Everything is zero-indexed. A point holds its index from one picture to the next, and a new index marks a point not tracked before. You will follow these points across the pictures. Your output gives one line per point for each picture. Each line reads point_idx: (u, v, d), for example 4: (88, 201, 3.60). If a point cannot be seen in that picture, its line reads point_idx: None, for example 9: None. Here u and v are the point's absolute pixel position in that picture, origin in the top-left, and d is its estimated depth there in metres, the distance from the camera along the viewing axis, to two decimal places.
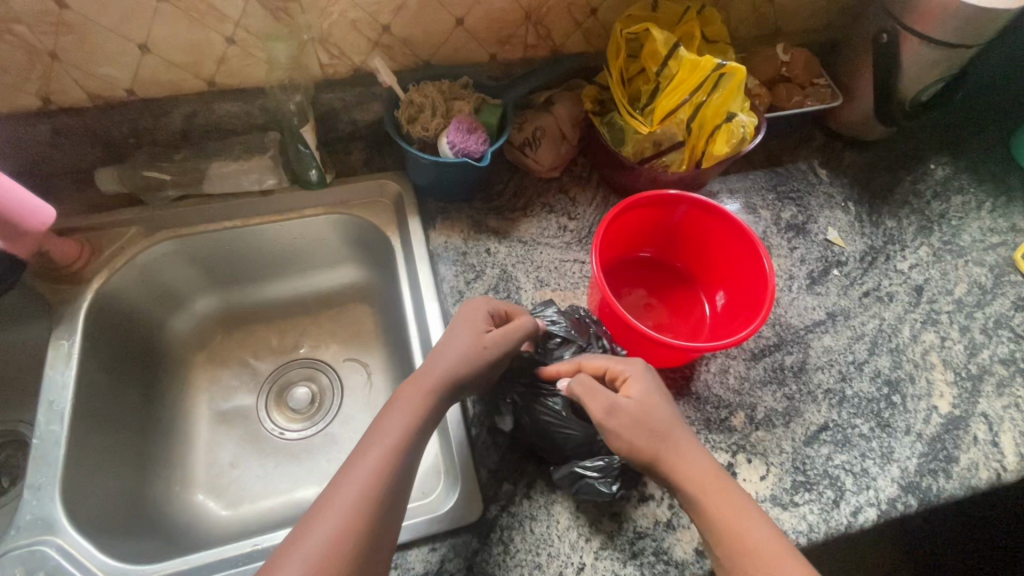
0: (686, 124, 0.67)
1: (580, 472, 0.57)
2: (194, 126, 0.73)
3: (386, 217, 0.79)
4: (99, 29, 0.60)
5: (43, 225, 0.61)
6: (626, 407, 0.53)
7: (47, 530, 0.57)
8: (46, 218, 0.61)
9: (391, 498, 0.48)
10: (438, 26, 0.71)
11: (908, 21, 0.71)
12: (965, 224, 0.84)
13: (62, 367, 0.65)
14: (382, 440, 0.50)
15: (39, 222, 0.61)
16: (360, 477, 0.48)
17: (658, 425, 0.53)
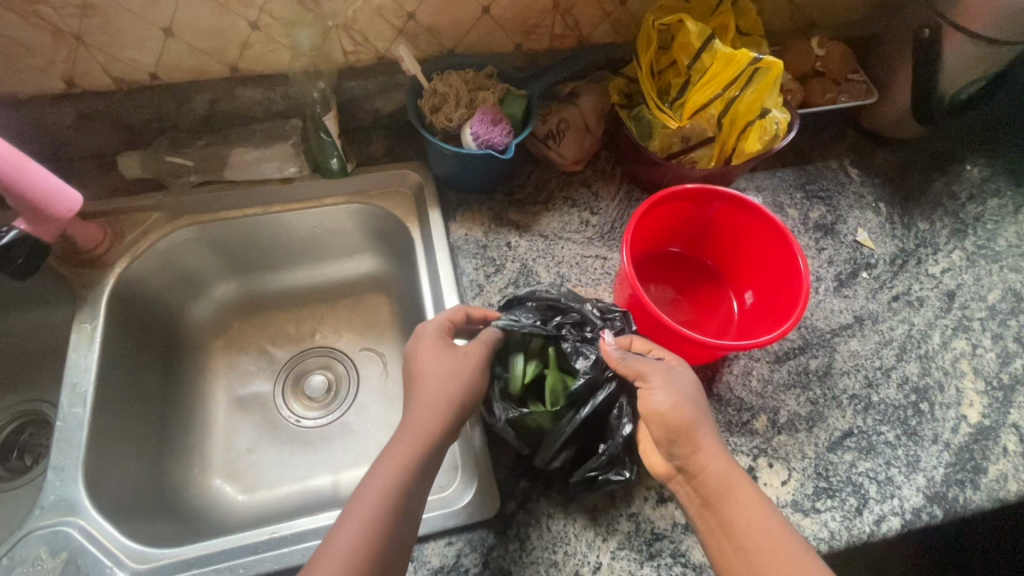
0: (716, 120, 0.66)
1: (588, 472, 0.56)
2: (217, 112, 0.73)
3: (406, 207, 0.78)
4: (124, 12, 0.60)
5: (68, 213, 0.61)
6: (669, 380, 0.54)
7: (70, 510, 0.58)
8: (72, 205, 0.61)
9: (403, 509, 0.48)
10: (464, 14, 0.69)
11: (953, 14, 0.68)
12: (1001, 228, 0.81)
13: (85, 351, 0.65)
14: (392, 455, 0.51)
15: (64, 209, 0.61)
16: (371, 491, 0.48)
17: (697, 411, 0.53)
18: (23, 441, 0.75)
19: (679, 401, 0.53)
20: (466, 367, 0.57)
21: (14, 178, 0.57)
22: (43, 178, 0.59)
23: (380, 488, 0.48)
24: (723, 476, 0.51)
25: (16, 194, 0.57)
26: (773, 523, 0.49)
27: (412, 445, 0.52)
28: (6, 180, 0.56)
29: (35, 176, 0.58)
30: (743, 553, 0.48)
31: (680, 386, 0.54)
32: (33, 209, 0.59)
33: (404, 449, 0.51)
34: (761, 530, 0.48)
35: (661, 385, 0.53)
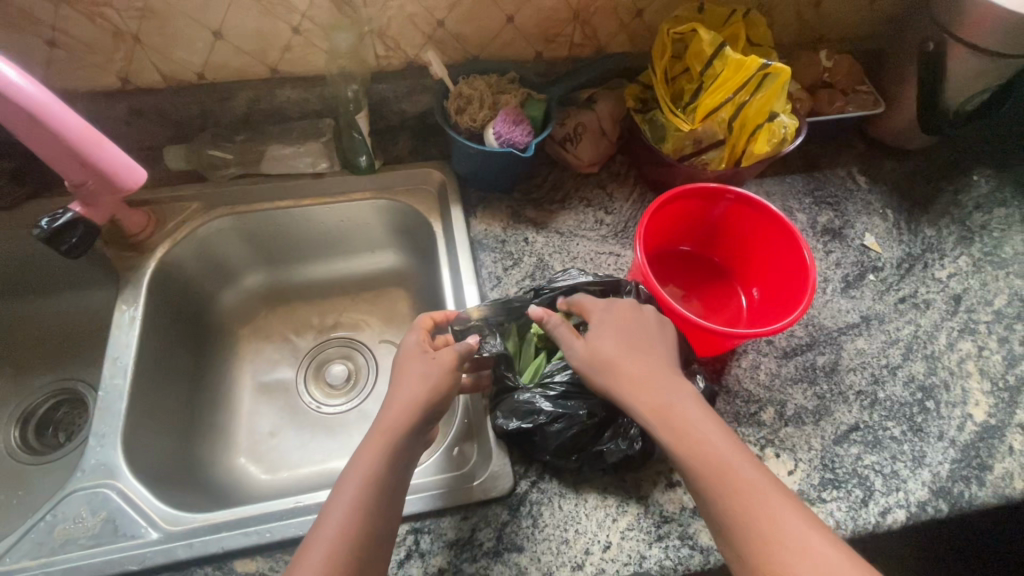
0: (727, 123, 0.69)
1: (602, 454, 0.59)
2: (255, 110, 0.78)
3: (429, 203, 0.82)
4: (180, 15, 0.65)
5: (137, 186, 0.65)
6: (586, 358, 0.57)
7: (108, 474, 0.61)
8: (138, 180, 0.65)
9: (384, 503, 0.50)
10: (489, 23, 0.74)
11: (957, 28, 0.71)
12: (1007, 237, 0.83)
13: (127, 329, 0.69)
14: (365, 457, 0.51)
15: (134, 182, 0.64)
16: (344, 501, 0.49)
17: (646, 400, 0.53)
18: (58, 417, 0.79)
19: (603, 367, 0.56)
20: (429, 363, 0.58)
21: (89, 154, 0.60)
22: (113, 153, 0.62)
23: (362, 472, 0.50)
24: (677, 423, 0.52)
25: (91, 170, 0.61)
26: (763, 499, 0.48)
27: (385, 444, 0.52)
28: (84, 156, 0.60)
29: (108, 152, 0.62)
30: (744, 530, 0.47)
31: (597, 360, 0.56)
32: (107, 184, 0.63)
33: (378, 448, 0.52)
34: (754, 506, 0.48)
35: (592, 360, 0.56)
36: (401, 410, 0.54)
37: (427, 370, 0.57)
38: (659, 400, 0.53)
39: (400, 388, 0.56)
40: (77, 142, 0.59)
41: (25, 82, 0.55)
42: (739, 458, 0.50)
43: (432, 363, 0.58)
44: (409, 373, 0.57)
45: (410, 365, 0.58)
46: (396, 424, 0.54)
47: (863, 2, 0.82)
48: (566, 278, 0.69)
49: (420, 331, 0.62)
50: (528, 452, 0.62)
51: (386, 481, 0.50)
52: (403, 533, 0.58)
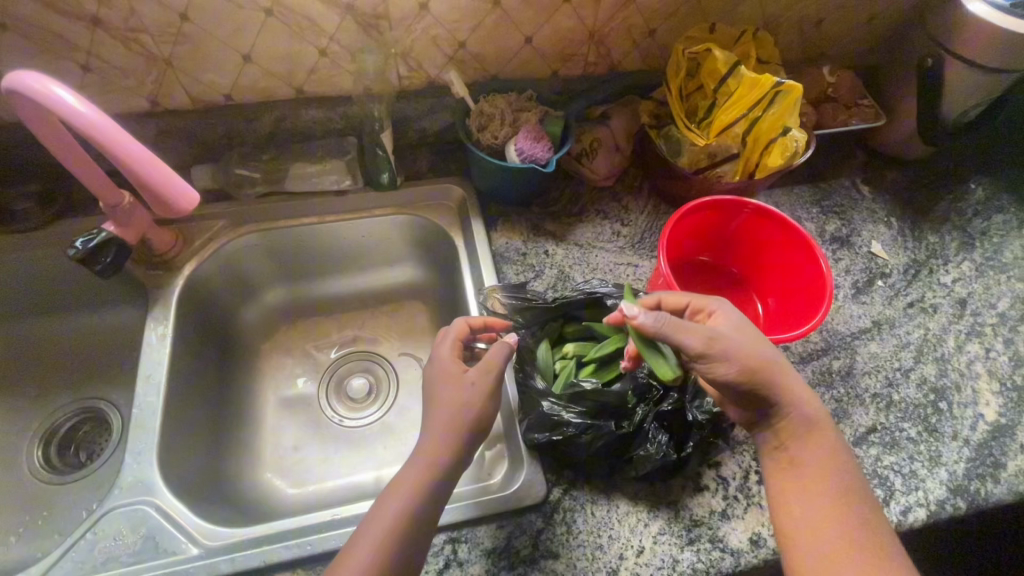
0: (741, 138, 0.71)
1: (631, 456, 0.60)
2: (280, 129, 0.79)
3: (449, 218, 0.84)
4: (212, 39, 0.67)
5: (193, 205, 0.64)
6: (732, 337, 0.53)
7: (146, 492, 0.61)
8: (193, 202, 0.63)
9: (415, 538, 0.49)
10: (509, 44, 0.76)
11: (955, 45, 0.75)
12: (1006, 242, 0.86)
13: (159, 346, 0.70)
14: (400, 489, 0.51)
15: (190, 203, 0.63)
16: (376, 535, 0.48)
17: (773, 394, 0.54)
18: (81, 436, 0.79)
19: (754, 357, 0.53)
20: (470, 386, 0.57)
21: (148, 176, 0.58)
22: (171, 176, 0.60)
23: (400, 497, 0.50)
24: (812, 427, 0.55)
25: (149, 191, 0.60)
26: (841, 525, 0.50)
27: (420, 475, 0.52)
28: (143, 179, 0.59)
29: (164, 173, 0.60)
30: (808, 533, 0.51)
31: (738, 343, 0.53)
32: (162, 207, 0.62)
33: (412, 479, 0.52)
34: (827, 526, 0.50)
35: (728, 346, 0.53)
36: (437, 439, 0.54)
37: (464, 392, 0.57)
38: (805, 404, 0.55)
39: (441, 410, 0.56)
40: (136, 163, 0.57)
41: (83, 108, 0.53)
42: (847, 477, 0.53)
43: (466, 385, 0.57)
44: (445, 396, 0.57)
45: (451, 385, 0.58)
46: (435, 450, 0.53)
47: (863, 20, 0.86)
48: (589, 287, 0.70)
49: (452, 341, 0.62)
50: (560, 460, 0.63)
51: (418, 516, 0.50)
52: (441, 543, 0.59)
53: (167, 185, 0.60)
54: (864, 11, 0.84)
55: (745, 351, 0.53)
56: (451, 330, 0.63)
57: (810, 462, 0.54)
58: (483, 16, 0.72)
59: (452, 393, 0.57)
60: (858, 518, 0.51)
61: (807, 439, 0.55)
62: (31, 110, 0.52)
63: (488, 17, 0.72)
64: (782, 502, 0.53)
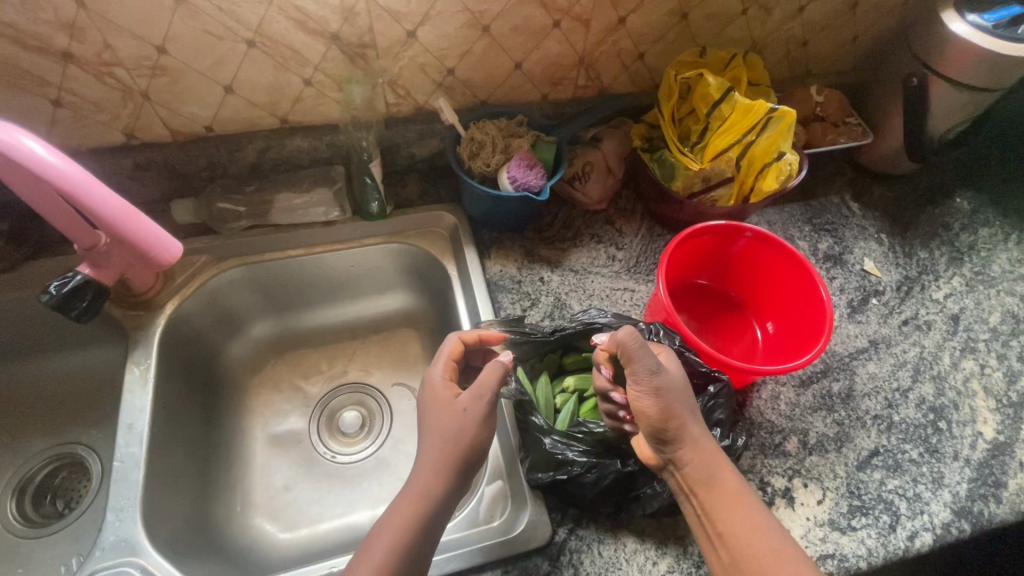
0: (735, 162, 0.71)
1: (637, 493, 0.59)
2: (264, 160, 0.77)
3: (441, 245, 0.82)
4: (191, 72, 0.64)
5: (175, 259, 0.65)
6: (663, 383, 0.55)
7: (129, 552, 0.59)
8: (177, 252, 0.65)
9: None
10: (499, 69, 0.75)
11: (939, 65, 0.76)
12: (993, 255, 0.87)
13: (140, 391, 0.67)
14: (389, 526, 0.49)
15: (173, 256, 0.64)
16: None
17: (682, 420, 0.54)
18: (56, 485, 0.75)
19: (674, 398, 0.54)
20: (464, 413, 0.55)
21: (129, 230, 0.60)
22: (151, 226, 0.62)
23: (391, 534, 0.49)
24: (712, 469, 0.53)
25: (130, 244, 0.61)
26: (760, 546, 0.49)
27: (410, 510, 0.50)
28: (125, 232, 0.60)
29: (145, 227, 0.61)
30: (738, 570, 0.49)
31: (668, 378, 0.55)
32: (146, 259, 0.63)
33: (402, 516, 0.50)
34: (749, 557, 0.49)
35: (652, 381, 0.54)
36: (427, 476, 0.52)
37: (457, 422, 0.54)
38: (698, 444, 0.54)
39: (433, 438, 0.54)
40: (121, 215, 0.58)
41: (58, 161, 0.52)
42: (762, 515, 0.52)
43: (458, 415, 0.55)
44: (437, 425, 0.55)
45: (444, 411, 0.55)
46: (428, 482, 0.52)
47: (847, 40, 0.87)
48: (589, 317, 0.68)
49: (445, 365, 0.60)
50: (564, 498, 0.61)
51: (406, 560, 0.48)
52: None
53: (150, 240, 0.62)
54: (849, 31, 0.85)
55: (671, 389, 0.54)
56: (445, 350, 0.61)
57: (721, 506, 0.52)
58: (472, 43, 0.70)
59: (444, 423, 0.54)
60: (787, 555, 0.49)
61: (711, 482, 0.53)
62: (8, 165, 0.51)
63: (477, 44, 0.71)
64: (714, 548, 0.52)
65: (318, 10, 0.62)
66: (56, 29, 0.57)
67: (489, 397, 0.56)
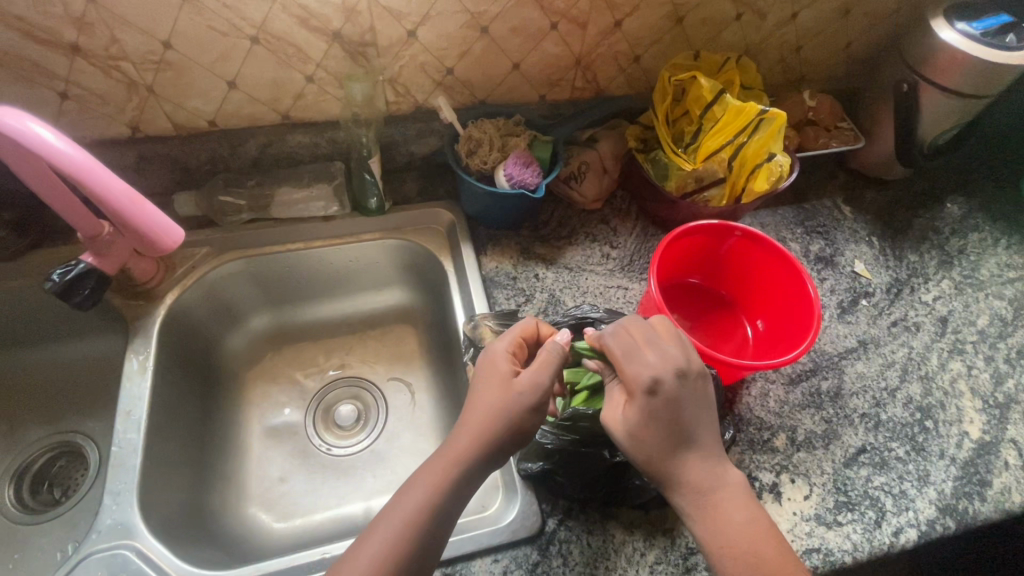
0: (727, 163, 0.72)
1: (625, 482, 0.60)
2: (265, 155, 0.78)
3: (439, 242, 0.84)
4: (195, 67, 0.66)
5: (176, 244, 0.66)
6: (633, 423, 0.51)
7: (126, 534, 0.60)
8: (178, 238, 0.66)
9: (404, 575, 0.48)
10: (497, 70, 0.77)
11: (928, 71, 0.77)
12: (982, 260, 0.88)
13: (139, 378, 0.68)
14: (394, 521, 0.49)
15: (176, 242, 0.66)
16: (395, 527, 0.49)
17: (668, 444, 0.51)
18: (54, 472, 0.76)
19: (648, 439, 0.51)
20: (512, 392, 0.54)
21: (134, 216, 0.61)
22: (153, 214, 0.63)
23: (428, 488, 0.51)
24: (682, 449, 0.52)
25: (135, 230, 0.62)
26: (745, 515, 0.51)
27: (415, 513, 0.50)
28: (131, 219, 0.61)
29: (150, 212, 0.63)
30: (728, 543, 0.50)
31: (637, 421, 0.51)
32: (146, 246, 0.64)
33: (407, 514, 0.49)
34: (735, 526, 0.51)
35: (620, 429, 0.52)
36: (469, 443, 0.53)
37: (492, 418, 0.53)
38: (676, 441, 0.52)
39: (480, 401, 0.55)
40: (122, 201, 0.59)
41: (69, 147, 0.53)
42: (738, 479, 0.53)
43: (510, 392, 0.54)
44: (487, 393, 0.55)
45: (491, 383, 0.55)
46: (467, 447, 0.53)
47: (839, 46, 0.88)
48: (581, 313, 0.69)
49: (512, 339, 0.59)
50: (554, 490, 0.62)
51: (433, 519, 0.50)
52: None
53: (149, 230, 0.63)
54: (841, 38, 0.87)
55: (648, 436, 0.51)
56: (517, 328, 0.61)
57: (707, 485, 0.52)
58: (471, 43, 0.72)
59: (485, 418, 0.53)
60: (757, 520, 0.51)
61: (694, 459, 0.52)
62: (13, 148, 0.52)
63: (476, 44, 0.72)
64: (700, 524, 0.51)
65: (319, 8, 0.63)
66: (65, 23, 0.58)
67: (545, 384, 0.55)
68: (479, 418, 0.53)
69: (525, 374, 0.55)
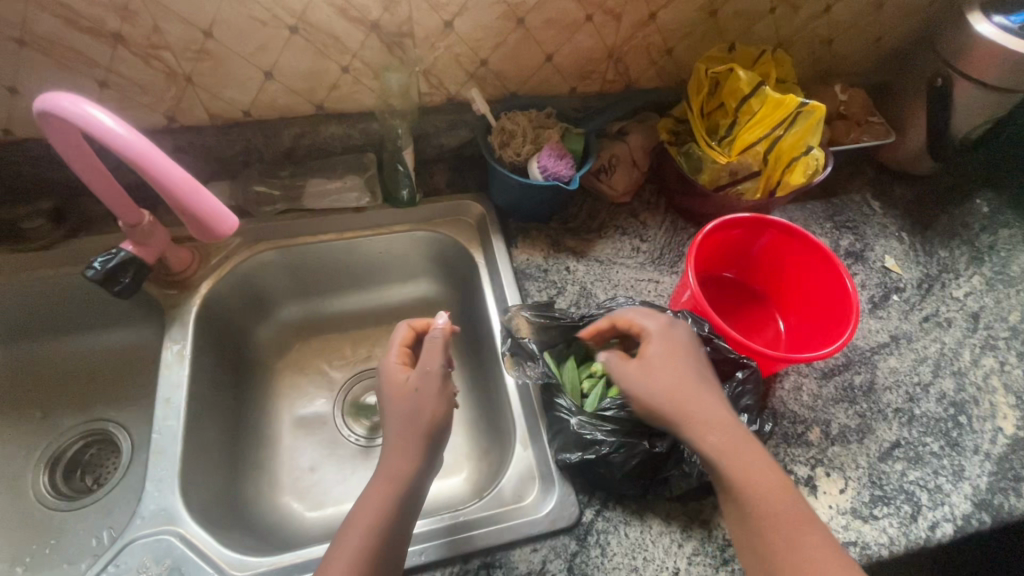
0: (762, 156, 0.72)
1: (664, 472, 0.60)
2: (298, 146, 0.78)
3: (469, 234, 0.84)
4: (233, 57, 0.66)
5: (230, 232, 0.63)
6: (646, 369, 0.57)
7: (168, 520, 0.60)
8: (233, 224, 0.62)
9: None
10: (531, 62, 0.77)
11: (964, 65, 0.76)
12: (1013, 256, 0.88)
13: (177, 367, 0.68)
14: (345, 547, 0.48)
15: (229, 229, 0.62)
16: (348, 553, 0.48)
17: (676, 392, 0.55)
18: (87, 460, 0.76)
19: (663, 388, 0.56)
20: (415, 391, 0.57)
21: (191, 203, 0.58)
22: (209, 200, 0.59)
23: (375, 506, 0.51)
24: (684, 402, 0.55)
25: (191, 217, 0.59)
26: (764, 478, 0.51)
27: (366, 535, 0.49)
28: (179, 204, 0.58)
29: (207, 200, 0.59)
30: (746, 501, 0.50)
31: (649, 370, 0.57)
32: (202, 231, 0.61)
33: (358, 540, 0.49)
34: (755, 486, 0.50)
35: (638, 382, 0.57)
36: (399, 451, 0.54)
37: (411, 422, 0.55)
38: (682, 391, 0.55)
39: (397, 413, 0.56)
40: (176, 189, 0.56)
41: (127, 133, 0.52)
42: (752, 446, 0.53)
43: (411, 395, 0.57)
44: (395, 405, 0.57)
45: (399, 397, 0.57)
46: (402, 457, 0.53)
47: (871, 39, 0.88)
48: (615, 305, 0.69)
49: (398, 351, 0.62)
50: (592, 481, 0.62)
51: (387, 534, 0.50)
52: (475, 569, 0.58)
53: (205, 218, 0.59)
54: (873, 31, 0.86)
55: (661, 383, 0.56)
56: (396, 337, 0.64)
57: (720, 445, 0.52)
58: (506, 35, 0.72)
59: (404, 422, 0.55)
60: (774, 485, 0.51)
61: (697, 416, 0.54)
62: (63, 130, 0.52)
63: (511, 36, 0.72)
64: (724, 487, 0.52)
65: None
66: (108, 11, 0.58)
67: (436, 370, 0.58)
68: (403, 426, 0.55)
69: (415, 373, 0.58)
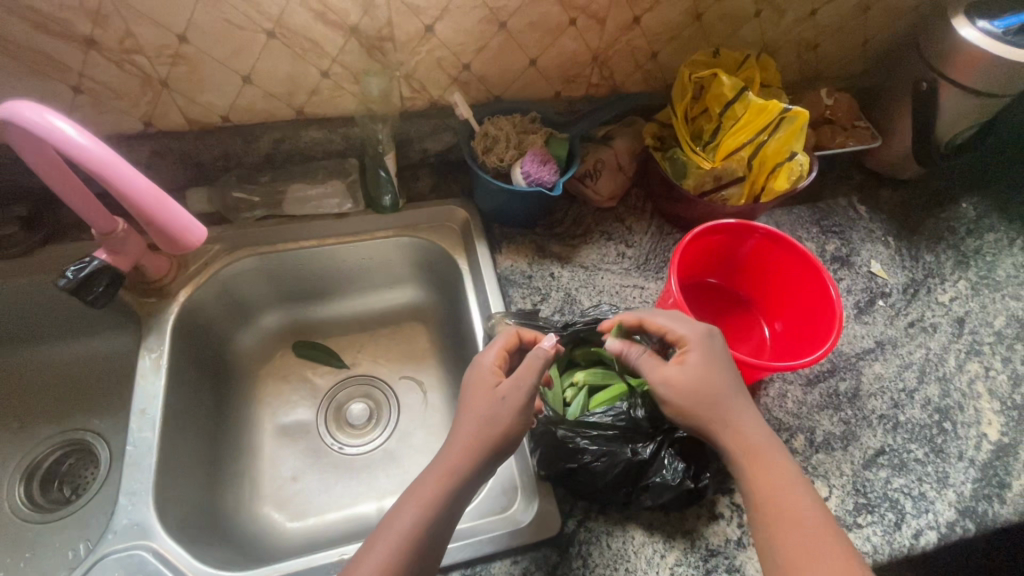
0: (746, 161, 0.72)
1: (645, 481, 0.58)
2: (278, 151, 0.77)
3: (453, 240, 0.83)
4: (209, 61, 0.65)
5: (197, 243, 0.64)
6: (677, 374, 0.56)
7: (142, 535, 0.59)
8: (199, 237, 0.64)
9: None
10: (514, 66, 0.76)
11: (948, 70, 0.76)
12: (998, 260, 0.88)
13: (153, 377, 0.67)
14: (387, 533, 0.48)
15: (196, 241, 0.64)
16: (388, 543, 0.48)
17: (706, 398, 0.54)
18: (64, 471, 0.75)
19: (689, 397, 0.54)
20: (496, 396, 0.55)
21: (154, 214, 0.59)
22: (175, 213, 0.61)
23: (421, 501, 0.50)
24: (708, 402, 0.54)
25: (156, 228, 0.60)
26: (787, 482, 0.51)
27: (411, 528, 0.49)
28: (148, 216, 0.59)
29: (172, 213, 0.60)
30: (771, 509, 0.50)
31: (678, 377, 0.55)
32: (169, 245, 0.63)
33: (401, 532, 0.48)
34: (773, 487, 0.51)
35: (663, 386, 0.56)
36: (460, 451, 0.52)
37: (484, 427, 0.53)
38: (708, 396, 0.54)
39: (469, 411, 0.55)
40: (139, 197, 0.57)
41: (88, 142, 0.52)
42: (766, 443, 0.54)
43: (495, 400, 0.55)
44: (473, 405, 0.55)
45: (475, 400, 0.56)
46: (459, 459, 0.52)
47: (857, 43, 0.87)
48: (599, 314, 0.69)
49: (497, 352, 0.60)
50: (573, 490, 0.62)
51: (427, 535, 0.49)
52: None
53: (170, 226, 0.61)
54: (859, 35, 0.86)
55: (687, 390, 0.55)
56: (500, 340, 0.61)
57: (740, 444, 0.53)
58: (488, 39, 0.71)
59: (479, 423, 0.54)
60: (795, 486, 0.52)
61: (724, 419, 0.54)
62: (25, 140, 0.51)
63: (494, 40, 0.71)
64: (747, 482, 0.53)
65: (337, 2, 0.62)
66: (79, 15, 0.57)
67: (529, 389, 0.55)
68: (471, 426, 0.54)
69: (508, 380, 0.56)
